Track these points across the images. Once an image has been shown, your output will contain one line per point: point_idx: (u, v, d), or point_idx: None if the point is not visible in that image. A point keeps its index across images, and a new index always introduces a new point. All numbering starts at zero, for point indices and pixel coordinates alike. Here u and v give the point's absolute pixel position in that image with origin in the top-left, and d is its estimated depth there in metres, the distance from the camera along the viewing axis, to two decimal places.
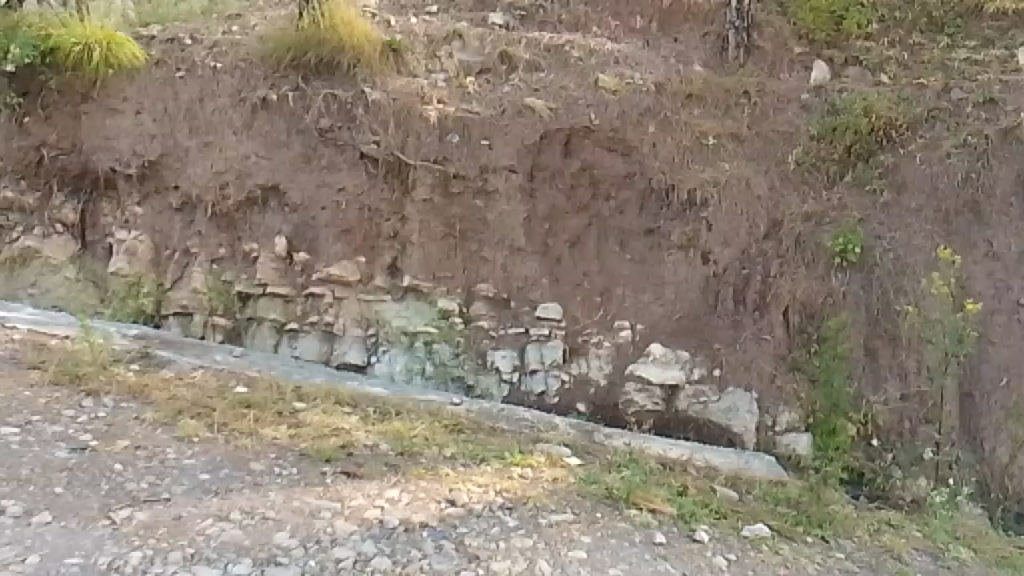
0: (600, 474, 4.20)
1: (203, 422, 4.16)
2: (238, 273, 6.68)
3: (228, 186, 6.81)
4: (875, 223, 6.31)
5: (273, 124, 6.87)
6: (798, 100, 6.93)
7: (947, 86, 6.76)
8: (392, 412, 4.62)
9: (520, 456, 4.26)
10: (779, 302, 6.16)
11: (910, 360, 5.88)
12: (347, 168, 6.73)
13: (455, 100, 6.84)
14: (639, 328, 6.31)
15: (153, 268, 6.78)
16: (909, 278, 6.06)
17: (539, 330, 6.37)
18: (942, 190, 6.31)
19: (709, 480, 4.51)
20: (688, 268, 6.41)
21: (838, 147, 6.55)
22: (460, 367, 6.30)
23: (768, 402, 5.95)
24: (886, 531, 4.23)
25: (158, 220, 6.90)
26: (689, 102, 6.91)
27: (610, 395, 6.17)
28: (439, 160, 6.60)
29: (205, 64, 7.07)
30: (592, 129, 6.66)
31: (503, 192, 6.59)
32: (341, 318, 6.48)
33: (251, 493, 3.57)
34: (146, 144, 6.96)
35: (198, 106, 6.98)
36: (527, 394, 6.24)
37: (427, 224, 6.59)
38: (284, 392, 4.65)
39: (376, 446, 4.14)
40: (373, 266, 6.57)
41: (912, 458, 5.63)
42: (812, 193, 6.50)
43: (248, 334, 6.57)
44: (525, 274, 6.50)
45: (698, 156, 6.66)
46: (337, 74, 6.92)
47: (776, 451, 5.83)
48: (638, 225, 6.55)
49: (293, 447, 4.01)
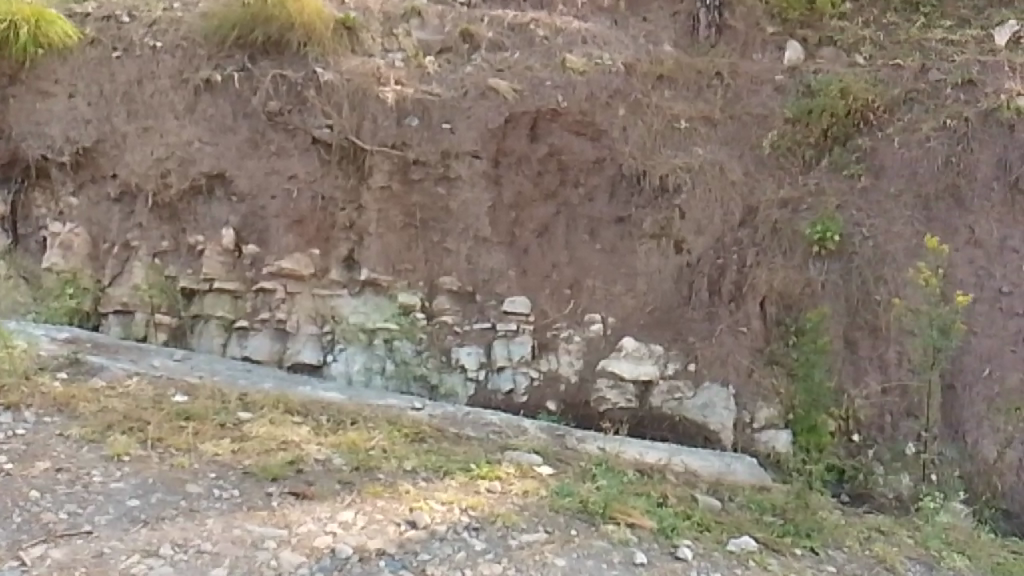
0: (574, 485, 3.87)
1: (136, 437, 3.76)
2: (182, 267, 6.24)
3: (170, 174, 6.33)
4: (853, 210, 6.05)
5: (218, 107, 6.41)
6: (772, 82, 6.62)
7: (925, 67, 6.51)
8: (347, 421, 4.24)
9: (487, 468, 3.90)
10: (756, 293, 5.89)
11: (891, 352, 5.64)
12: (298, 154, 6.29)
13: (414, 81, 6.43)
14: (610, 321, 6.00)
15: (90, 263, 6.31)
16: (890, 267, 5.81)
17: (506, 325, 6.03)
18: (922, 175, 6.07)
19: (689, 487, 4.19)
20: (660, 257, 6.10)
21: (814, 130, 6.30)
22: (423, 365, 5.93)
23: (746, 398, 5.69)
24: (877, 539, 3.93)
25: (95, 211, 6.42)
26: (659, 83, 6.59)
27: (581, 392, 5.86)
28: (398, 145, 6.19)
29: (144, 43, 6.58)
30: (560, 112, 6.30)
31: (466, 179, 6.21)
32: (294, 315, 6.07)
33: (184, 522, 3.17)
34: (80, 130, 6.46)
35: (136, 89, 6.50)
36: (494, 394, 5.90)
37: (385, 214, 6.20)
38: (228, 401, 4.26)
39: (329, 460, 3.77)
40: (328, 258, 6.17)
41: (895, 455, 5.40)
42: (787, 178, 6.25)
43: (195, 333, 6.14)
44: (490, 266, 6.15)
45: (670, 140, 6.36)
46: (286, 54, 6.47)
47: (755, 450, 5.56)
48: (609, 212, 6.23)
49: (235, 465, 3.63)
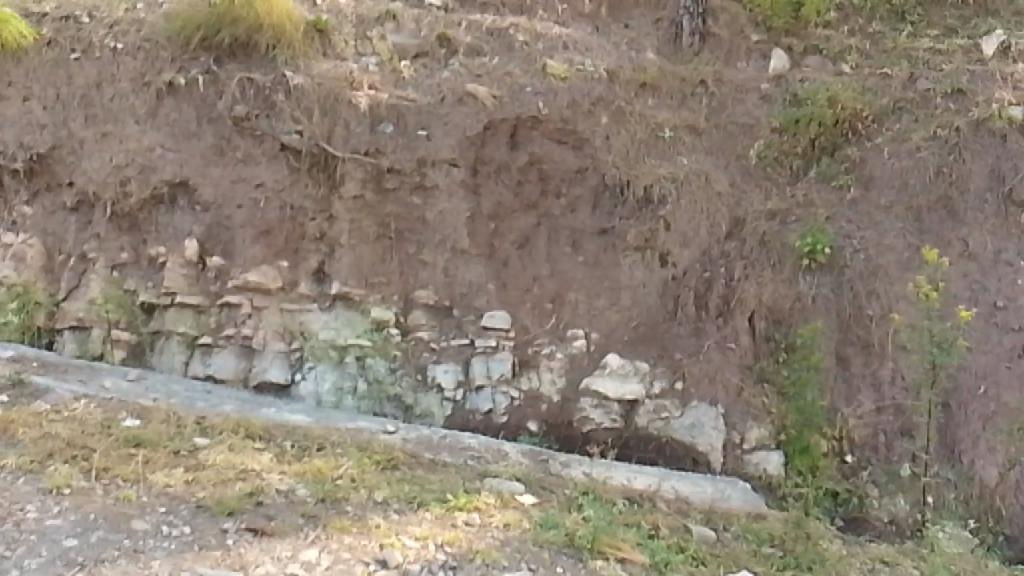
0: (559, 516, 3.58)
1: (79, 467, 3.43)
2: (143, 280, 5.90)
3: (130, 182, 5.99)
4: (843, 221, 5.84)
5: (181, 112, 6.08)
6: (758, 90, 6.42)
7: (913, 76, 6.35)
8: (313, 447, 3.93)
9: (464, 498, 3.60)
10: (745, 308, 5.65)
11: (885, 370, 5.43)
12: (266, 161, 5.98)
13: (388, 86, 6.16)
14: (594, 337, 5.74)
15: (44, 275, 5.94)
16: (882, 281, 5.61)
17: (485, 342, 5.74)
18: (913, 185, 5.88)
19: (682, 516, 3.90)
20: (645, 270, 5.85)
21: (802, 140, 6.11)
22: (397, 384, 5.63)
23: (735, 418, 5.43)
24: (881, 571, 3.68)
25: (50, 221, 6.06)
26: (643, 91, 6.37)
27: (563, 412, 5.58)
28: (371, 152, 5.91)
29: (104, 45, 6.26)
30: (540, 119, 6.06)
31: (443, 188, 5.93)
32: (261, 330, 5.75)
33: (127, 565, 2.85)
34: (35, 135, 6.11)
35: (95, 92, 6.17)
36: (473, 414, 5.60)
37: (357, 224, 5.90)
38: (183, 426, 3.94)
39: (292, 491, 3.47)
40: (297, 271, 5.86)
41: (890, 477, 5.17)
42: (775, 189, 6.04)
43: (155, 350, 5.80)
44: (468, 279, 5.87)
45: (654, 150, 6.13)
46: (254, 57, 6.18)
47: (746, 473, 5.31)
48: (592, 224, 5.97)
49: (188, 498, 3.31)
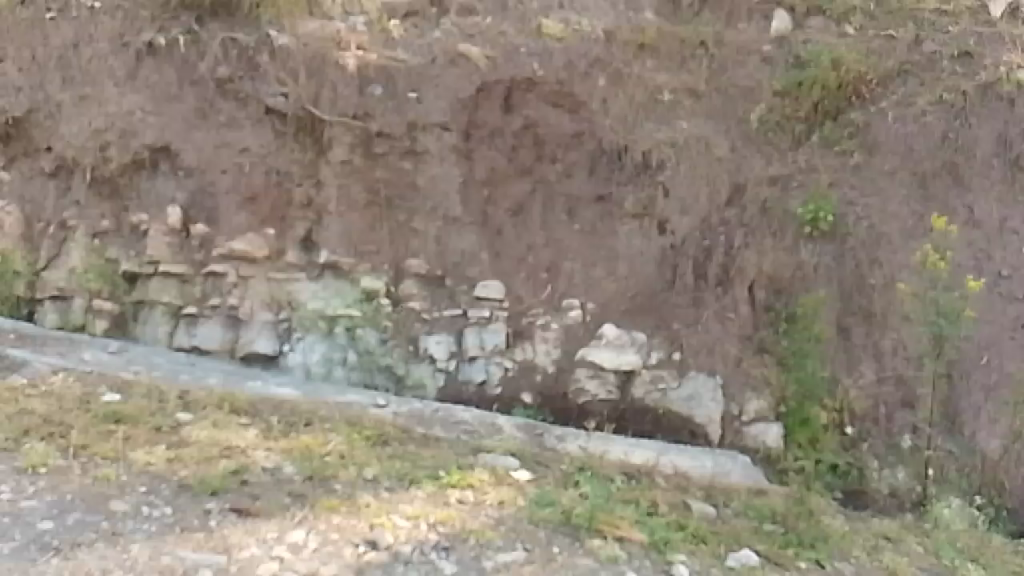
0: (555, 493, 3.46)
1: (56, 445, 3.29)
2: (125, 249, 5.72)
3: (110, 147, 5.78)
4: (846, 188, 5.69)
5: (162, 74, 5.86)
6: (759, 52, 6.22)
7: (918, 39, 6.13)
8: (301, 422, 3.80)
9: (457, 475, 3.48)
10: (744, 277, 5.51)
11: (886, 340, 5.32)
12: (251, 125, 5.78)
13: (377, 46, 5.94)
14: (590, 307, 5.60)
15: (23, 244, 5.76)
16: (885, 249, 5.48)
17: (478, 312, 5.61)
18: (918, 151, 5.72)
19: (681, 492, 3.78)
20: (643, 238, 5.70)
21: (804, 104, 5.93)
22: (389, 355, 5.50)
23: (734, 389, 5.32)
24: (886, 548, 3.59)
25: (28, 188, 5.86)
26: (641, 53, 6.16)
27: (559, 383, 5.46)
28: (360, 116, 5.71)
29: (81, 4, 6.02)
30: (535, 81, 5.87)
31: (435, 153, 5.74)
32: (248, 300, 5.60)
33: (104, 549, 2.72)
34: (10, 98, 5.89)
35: (72, 53, 5.94)
36: (466, 385, 5.48)
37: (346, 191, 5.71)
38: (165, 401, 3.80)
39: (278, 469, 3.34)
40: (284, 239, 5.68)
41: (890, 449, 5.08)
42: (776, 154, 5.87)
43: (139, 321, 5.64)
44: (461, 248, 5.71)
45: (653, 114, 5.94)
46: (238, 16, 5.96)
47: (744, 446, 5.21)
48: (588, 190, 5.80)
49: (170, 477, 3.18)
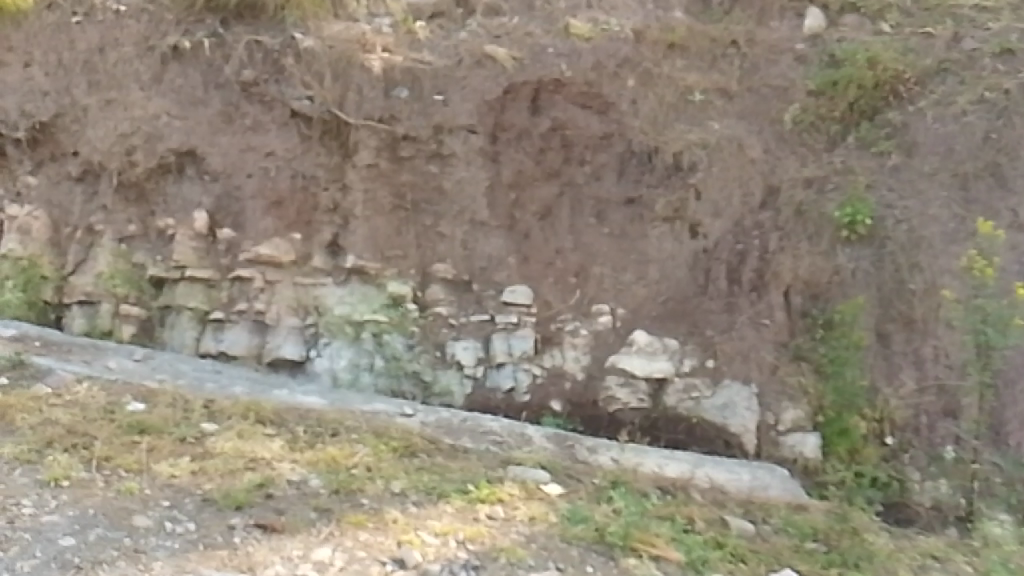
0: (588, 508, 3.35)
1: (79, 457, 3.24)
2: (151, 253, 5.69)
3: (136, 151, 5.75)
4: (884, 189, 5.52)
5: (187, 77, 5.83)
6: (792, 51, 6.05)
7: (957, 36, 5.97)
8: (327, 433, 3.72)
9: (487, 489, 3.37)
10: (779, 282, 5.36)
11: (927, 347, 5.12)
12: (276, 128, 5.73)
13: (403, 48, 5.86)
14: (620, 312, 5.48)
15: (50, 249, 5.74)
16: (925, 253, 5.28)
17: (506, 317, 5.50)
18: (958, 152, 5.54)
19: (718, 508, 3.65)
20: (674, 242, 5.57)
21: (839, 103, 5.77)
22: (415, 361, 5.41)
23: (769, 398, 5.17)
24: (933, 568, 3.44)
25: (55, 192, 5.84)
26: (670, 53, 6.02)
27: (588, 390, 5.34)
28: (386, 119, 5.63)
29: (107, 8, 6.01)
30: (563, 82, 5.75)
31: (462, 156, 5.65)
32: (275, 305, 5.54)
33: (126, 568, 2.66)
34: (36, 103, 5.88)
35: (98, 57, 5.92)
36: (494, 393, 5.38)
37: (372, 194, 5.64)
38: (190, 410, 3.74)
39: (304, 482, 3.26)
40: (310, 243, 5.62)
41: (931, 459, 4.89)
42: (811, 155, 5.71)
43: (166, 326, 5.60)
44: (488, 252, 5.61)
45: (684, 114, 5.81)
46: (263, 18, 5.93)
47: (781, 456, 5.05)
48: (617, 193, 5.67)
49: (193, 490, 3.11)
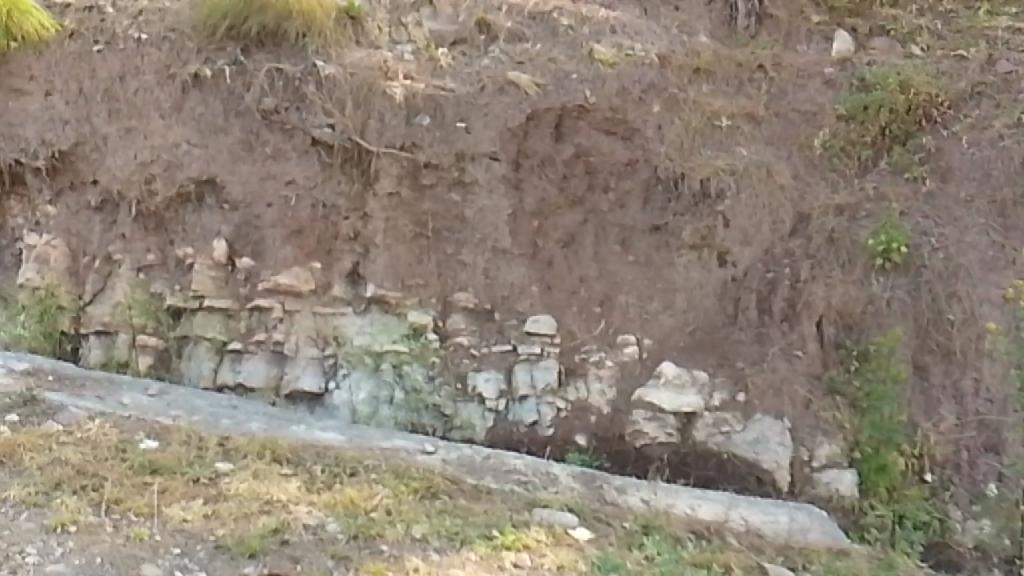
0: (619, 556, 3.19)
1: (88, 499, 3.14)
2: (169, 283, 5.61)
3: (155, 180, 5.70)
4: (919, 216, 5.34)
5: (207, 105, 5.77)
6: (821, 75, 5.91)
7: (992, 58, 5.84)
8: (345, 472, 3.58)
9: (511, 534, 3.21)
10: (812, 312, 5.19)
11: (967, 379, 4.94)
12: (297, 156, 5.65)
13: (425, 75, 5.78)
14: (646, 343, 5.32)
15: (68, 278, 5.67)
16: (964, 282, 5.11)
17: (529, 348, 5.36)
18: (996, 177, 5.39)
19: (756, 554, 3.47)
20: (701, 270, 5.41)
21: (871, 128, 5.59)
22: (436, 394, 5.27)
23: (803, 433, 4.97)
24: None
25: (75, 221, 5.79)
26: (696, 77, 5.89)
27: (614, 424, 5.17)
28: (407, 147, 5.53)
29: (128, 36, 5.98)
30: (587, 108, 5.62)
31: (484, 184, 5.53)
32: (293, 335, 5.43)
33: None
34: (57, 131, 5.84)
35: (119, 85, 5.87)
36: (516, 426, 5.22)
37: (393, 223, 5.54)
38: (205, 448, 3.62)
39: (321, 527, 3.12)
40: (330, 272, 5.52)
41: (974, 498, 4.67)
42: (842, 181, 5.55)
43: (183, 357, 5.51)
44: (510, 281, 5.47)
45: (711, 140, 5.67)
46: (284, 46, 5.85)
47: (815, 494, 4.83)
48: (643, 220, 5.53)
49: (206, 537, 3.00)
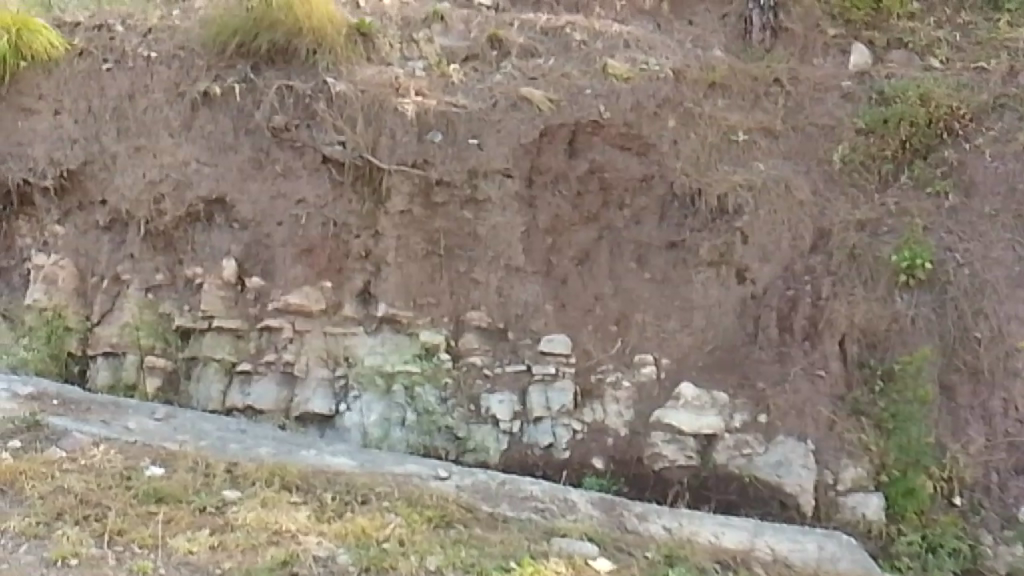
0: None
1: (89, 530, 3.04)
2: (178, 303, 5.52)
3: (165, 199, 5.63)
4: (942, 231, 5.21)
5: (217, 123, 5.71)
6: (839, 88, 5.80)
7: (1013, 70, 5.73)
8: (356, 500, 3.47)
9: (530, 566, 3.09)
10: (834, 331, 5.05)
11: (995, 400, 4.82)
12: (307, 174, 5.57)
13: (437, 91, 5.70)
14: (664, 363, 5.19)
15: (77, 299, 5.60)
16: (990, 299, 4.99)
17: (544, 368, 5.23)
18: (1021, 191, 5.27)
19: None
20: (720, 288, 5.27)
21: (891, 142, 5.48)
22: (449, 415, 5.15)
23: (828, 456, 4.81)
24: None
25: (83, 241, 5.72)
26: (711, 92, 5.77)
27: (633, 447, 5.03)
28: (419, 164, 5.44)
29: (138, 54, 5.94)
30: (602, 123, 5.53)
31: (497, 201, 5.44)
32: (303, 356, 5.32)
33: None
34: (66, 150, 5.78)
35: (128, 104, 5.82)
36: (531, 448, 5.08)
37: (405, 241, 5.44)
38: (212, 474, 3.51)
39: (331, 559, 3.01)
40: (341, 292, 5.42)
41: (1006, 522, 4.55)
42: (863, 196, 5.42)
43: (191, 378, 5.40)
44: (525, 299, 5.36)
45: (727, 155, 5.56)
46: (295, 63, 5.79)
47: (841, 519, 4.67)
48: (659, 237, 5.42)
49: (212, 570, 2.89)
